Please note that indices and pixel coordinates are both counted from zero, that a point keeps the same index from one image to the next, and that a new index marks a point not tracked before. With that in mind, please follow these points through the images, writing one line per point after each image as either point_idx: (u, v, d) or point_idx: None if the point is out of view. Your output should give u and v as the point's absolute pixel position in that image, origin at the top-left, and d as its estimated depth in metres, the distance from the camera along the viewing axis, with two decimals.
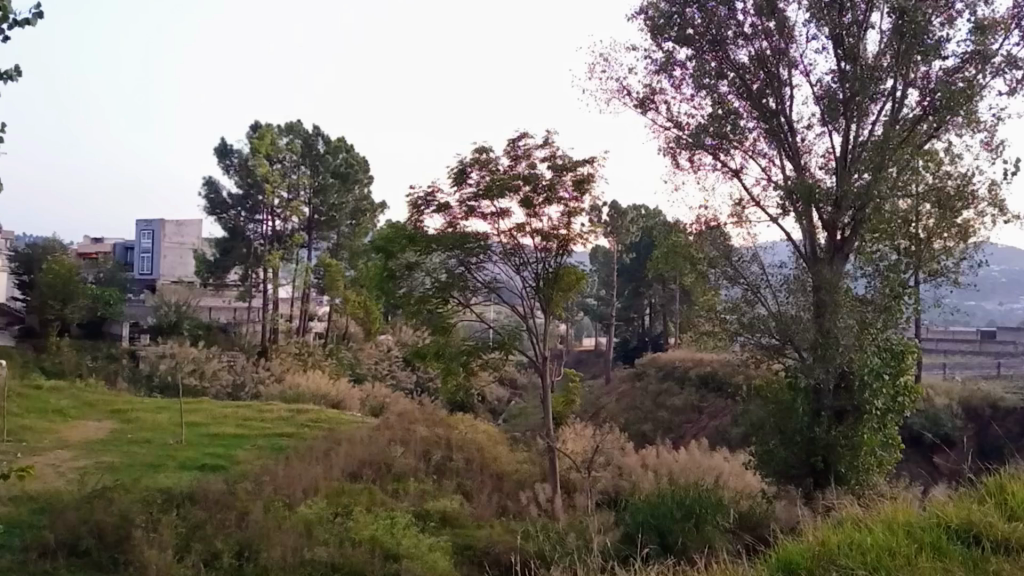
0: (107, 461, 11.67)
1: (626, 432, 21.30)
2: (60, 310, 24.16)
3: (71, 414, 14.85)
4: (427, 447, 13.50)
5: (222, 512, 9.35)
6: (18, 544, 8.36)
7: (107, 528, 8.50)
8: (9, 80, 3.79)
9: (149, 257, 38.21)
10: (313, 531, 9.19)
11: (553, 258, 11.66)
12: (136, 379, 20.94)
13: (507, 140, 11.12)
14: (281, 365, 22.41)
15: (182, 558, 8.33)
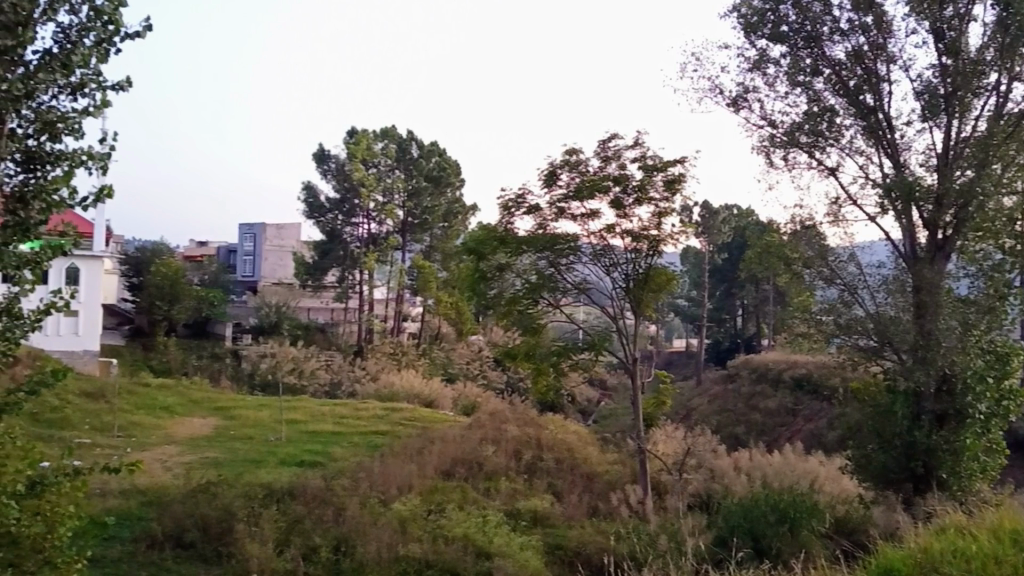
0: (211, 457, 12.37)
1: (718, 435, 20.93)
2: (167, 311, 25.80)
3: (177, 410, 15.82)
4: (518, 447, 13.71)
5: (320, 507, 9.68)
6: (128, 535, 9.05)
7: (210, 522, 9.11)
8: (121, 89, 4.40)
9: (253, 260, 40.21)
10: (407, 527, 9.53)
11: (644, 259, 11.67)
12: (239, 378, 22.05)
13: (598, 141, 11.22)
14: (376, 365, 23.14)
15: (283, 551, 8.72)
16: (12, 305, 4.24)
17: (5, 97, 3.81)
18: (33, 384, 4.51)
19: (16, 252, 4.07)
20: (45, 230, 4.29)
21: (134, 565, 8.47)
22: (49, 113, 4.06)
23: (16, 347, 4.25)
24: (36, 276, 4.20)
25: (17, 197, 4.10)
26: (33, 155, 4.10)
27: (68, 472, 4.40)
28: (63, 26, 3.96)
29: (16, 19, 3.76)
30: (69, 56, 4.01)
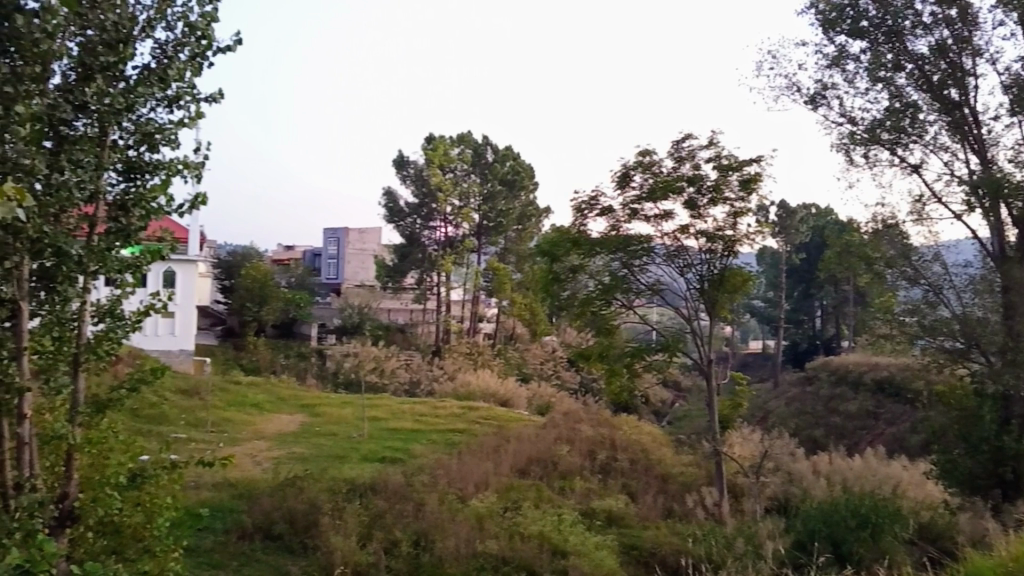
0: (297, 452, 12.90)
1: (797, 437, 20.48)
2: (257, 312, 26.78)
3: (266, 407, 16.53)
4: (592, 447, 13.77)
5: (401, 502, 9.98)
6: (221, 526, 9.55)
7: (297, 515, 9.55)
8: (216, 101, 4.96)
9: (337, 263, 41.47)
10: (484, 524, 9.73)
11: (719, 260, 11.59)
12: (324, 376, 22.81)
13: (671, 141, 11.21)
14: (453, 365, 23.57)
15: (365, 545, 9.01)
16: (115, 307, 4.83)
17: (107, 108, 4.40)
18: (135, 381, 4.93)
19: (119, 256, 4.61)
20: (145, 236, 4.85)
21: (227, 554, 8.95)
22: (148, 124, 4.64)
23: (119, 347, 4.81)
24: (136, 279, 4.79)
25: (120, 205, 4.66)
26: (134, 164, 4.66)
27: (164, 466, 5.02)
28: (159, 42, 4.58)
29: (118, 36, 4.40)
30: (165, 70, 4.60)
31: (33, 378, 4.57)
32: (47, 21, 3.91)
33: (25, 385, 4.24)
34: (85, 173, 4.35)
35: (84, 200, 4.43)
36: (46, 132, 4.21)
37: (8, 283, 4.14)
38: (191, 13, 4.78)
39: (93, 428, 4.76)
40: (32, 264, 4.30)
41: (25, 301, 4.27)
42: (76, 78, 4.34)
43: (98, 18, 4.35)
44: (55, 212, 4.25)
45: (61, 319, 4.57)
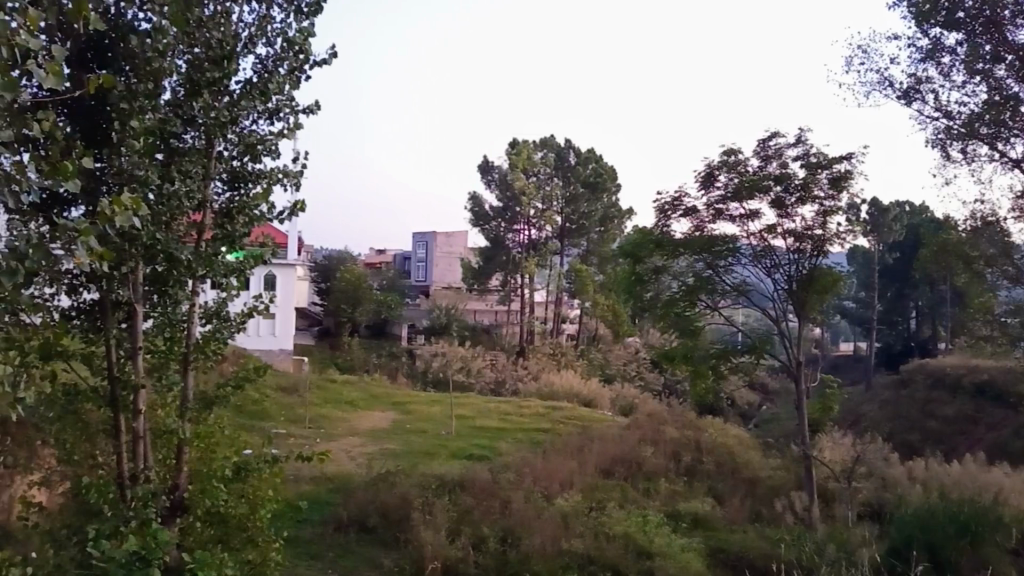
0: (389, 448, 13.36)
1: (891, 442, 19.75)
2: (351, 313, 27.92)
3: (359, 404, 17.16)
4: (677, 449, 13.71)
5: (488, 499, 10.23)
6: (319, 518, 10.04)
7: (390, 508, 9.93)
8: (312, 113, 5.30)
9: (424, 266, 42.42)
10: (569, 522, 9.86)
11: (808, 259, 11.33)
12: (414, 374, 23.43)
13: (757, 140, 11.05)
14: (537, 365, 23.84)
15: (455, 539, 9.26)
16: (221, 309, 5.22)
17: (213, 122, 4.75)
18: (239, 379, 5.29)
19: (225, 260, 4.92)
20: (248, 242, 5.19)
21: (325, 546, 9.40)
22: (250, 136, 5.02)
23: (224, 346, 5.15)
24: (240, 282, 5.10)
25: (226, 213, 5.05)
26: (239, 174, 5.07)
27: (267, 459, 5.27)
28: (260, 58, 4.93)
29: (223, 53, 4.74)
30: (265, 84, 4.94)
31: (147, 376, 4.95)
32: (158, 40, 4.26)
33: (139, 382, 4.64)
34: (193, 183, 4.69)
35: (193, 209, 4.83)
36: (159, 145, 4.52)
37: (125, 287, 4.57)
38: (289, 29, 5.11)
39: (201, 423, 5.13)
40: (146, 268, 4.66)
41: (139, 303, 4.67)
42: (184, 93, 4.66)
43: (203, 37, 4.69)
44: (167, 221, 4.59)
45: (172, 319, 4.95)
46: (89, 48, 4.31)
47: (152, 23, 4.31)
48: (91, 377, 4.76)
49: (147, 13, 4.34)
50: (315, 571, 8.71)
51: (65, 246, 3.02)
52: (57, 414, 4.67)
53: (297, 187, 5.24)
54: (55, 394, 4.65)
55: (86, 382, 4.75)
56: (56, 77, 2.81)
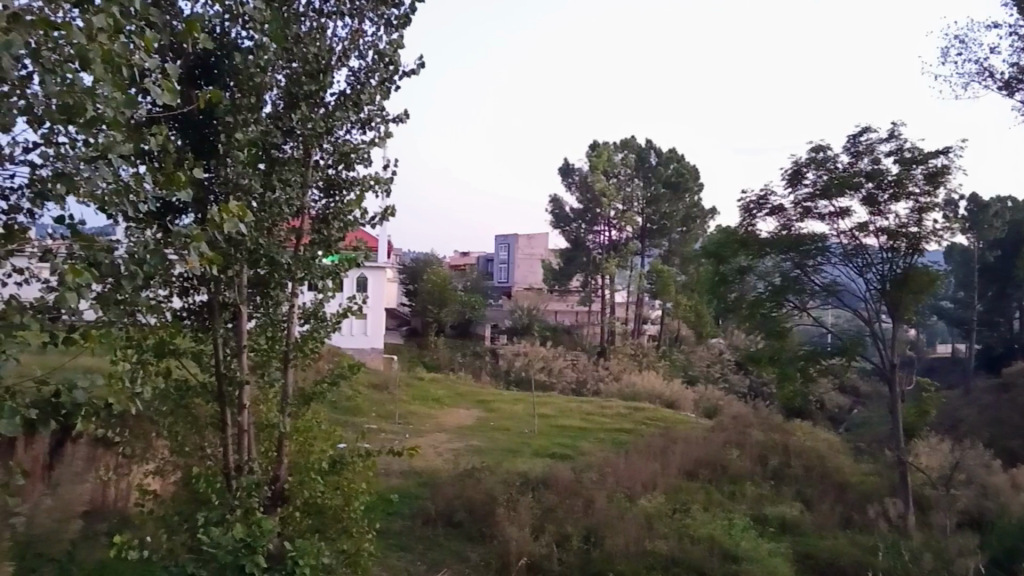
0: (475, 445, 13.62)
1: (994, 450, 18.74)
2: (437, 314, 28.54)
3: (446, 402, 17.53)
4: (763, 451, 13.46)
5: (570, 497, 10.31)
6: (408, 510, 10.35)
7: (475, 504, 10.16)
8: (401, 121, 5.52)
9: (507, 268, 42.81)
10: (653, 523, 9.85)
11: (902, 258, 10.90)
12: (497, 373, 23.72)
13: (848, 135, 10.75)
14: (619, 366, 23.78)
15: (540, 536, 9.39)
16: (318, 309, 5.49)
17: (310, 132, 5.01)
18: (335, 376, 5.59)
19: (322, 264, 5.20)
20: (342, 246, 5.44)
21: (414, 539, 9.69)
22: (344, 145, 5.29)
23: (321, 346, 5.45)
24: (335, 284, 5.37)
25: (323, 219, 5.34)
26: (333, 182, 5.33)
27: (360, 453, 5.53)
28: (353, 71, 5.18)
29: (319, 67, 4.99)
30: (358, 96, 5.20)
31: (251, 373, 5.25)
32: (260, 56, 4.52)
33: (243, 378, 4.95)
34: (292, 191, 4.98)
35: (292, 215, 5.11)
36: (262, 155, 4.82)
37: (231, 289, 4.86)
38: (380, 41, 5.34)
39: (300, 418, 5.42)
40: (250, 272, 4.96)
41: (244, 304, 4.98)
42: (284, 106, 4.92)
43: (301, 52, 4.93)
44: (269, 226, 4.89)
45: (274, 319, 5.25)
46: (197, 67, 4.60)
47: (253, 41, 4.55)
48: (200, 373, 5.09)
49: (249, 30, 4.58)
50: (405, 562, 9.01)
51: (179, 251, 3.28)
52: (170, 407, 5.00)
53: (389, 193, 5.47)
54: (169, 388, 4.99)
55: (196, 378, 5.08)
56: (170, 93, 3.08)
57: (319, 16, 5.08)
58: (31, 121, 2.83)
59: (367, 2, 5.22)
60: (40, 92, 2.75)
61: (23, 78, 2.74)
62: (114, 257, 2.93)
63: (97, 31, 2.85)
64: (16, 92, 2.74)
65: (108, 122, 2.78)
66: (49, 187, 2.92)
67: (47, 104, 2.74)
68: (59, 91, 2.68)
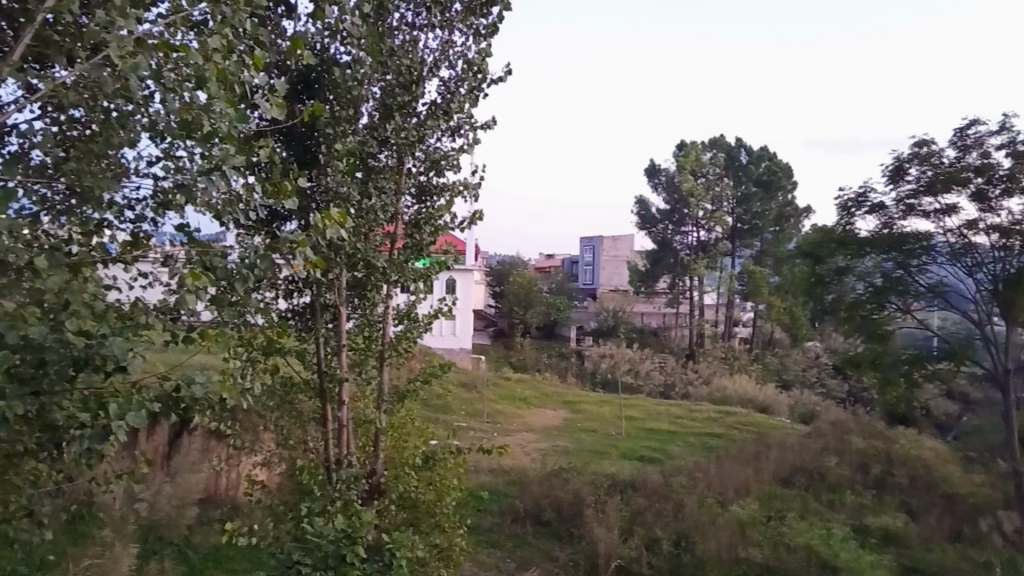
0: (562, 445, 13.71)
1: None
2: (524, 315, 28.78)
3: (534, 402, 17.68)
4: (864, 460, 12.97)
5: (660, 501, 10.24)
6: (498, 508, 10.55)
7: (564, 504, 10.24)
8: (489, 127, 5.69)
9: (593, 269, 42.63)
10: (746, 530, 9.67)
11: (1017, 258, 10.25)
12: (583, 375, 23.72)
13: (954, 128, 10.24)
14: (709, 369, 23.37)
15: (628, 539, 9.38)
16: (411, 310, 5.67)
17: (404, 141, 5.23)
18: (427, 375, 5.79)
19: (414, 267, 5.38)
20: (433, 250, 5.64)
21: (503, 535, 9.88)
22: (435, 152, 5.49)
23: (414, 345, 5.66)
24: (427, 286, 5.55)
25: (415, 224, 5.54)
26: (425, 188, 5.53)
27: (451, 450, 5.68)
28: (444, 80, 5.38)
29: (412, 79, 5.19)
30: (448, 104, 5.39)
31: (350, 371, 5.50)
32: (357, 70, 4.76)
33: (343, 376, 5.25)
34: (387, 197, 5.22)
35: (387, 221, 5.32)
36: (359, 164, 5.08)
37: (331, 290, 5.12)
38: (469, 51, 5.51)
39: (395, 415, 5.66)
40: (349, 275, 5.23)
41: (343, 305, 5.24)
42: (379, 116, 5.17)
43: (395, 64, 5.14)
44: (366, 232, 5.12)
45: (370, 320, 5.47)
46: (300, 82, 4.88)
47: (351, 55, 4.78)
48: (303, 370, 5.38)
49: (346, 46, 4.84)
50: (494, 559, 9.19)
51: (285, 255, 3.51)
52: (276, 402, 5.31)
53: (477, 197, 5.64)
54: (275, 384, 5.28)
55: (300, 375, 5.36)
56: (278, 107, 3.32)
57: (412, 29, 5.29)
58: (153, 136, 3.07)
59: (457, 13, 5.41)
60: (162, 109, 2.98)
61: (146, 96, 2.97)
62: (227, 262, 3.16)
63: (213, 51, 3.12)
64: (141, 110, 2.99)
65: (222, 135, 3.00)
66: (171, 197, 3.19)
67: (167, 120, 2.96)
68: (179, 107, 2.92)
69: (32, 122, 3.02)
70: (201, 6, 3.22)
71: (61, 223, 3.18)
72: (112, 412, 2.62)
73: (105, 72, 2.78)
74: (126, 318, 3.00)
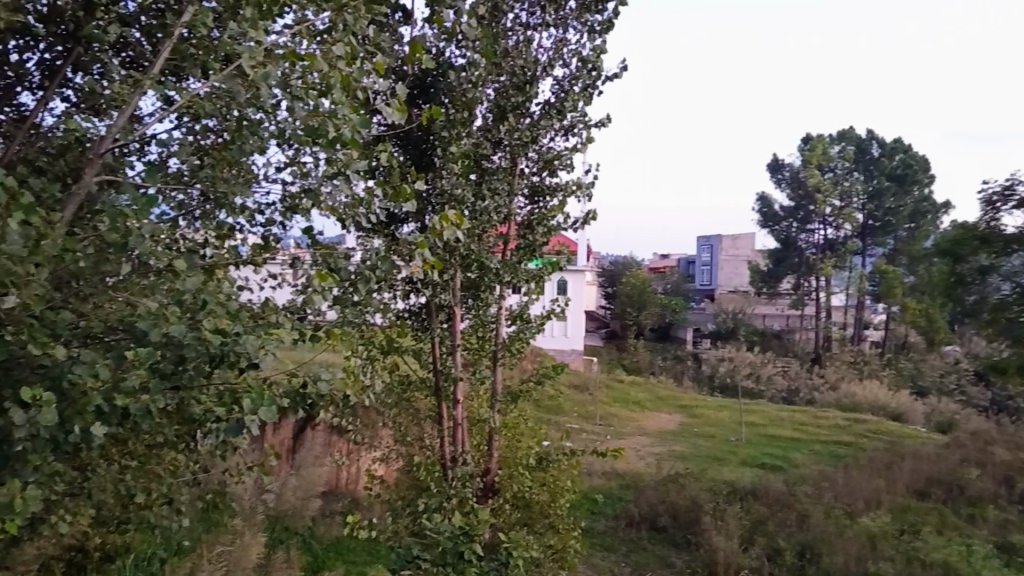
0: (678, 450, 13.39)
1: None
2: (637, 316, 28.37)
3: (648, 405, 17.38)
4: (1008, 472, 11.95)
5: (783, 511, 9.82)
6: (612, 512, 10.44)
7: (680, 510, 10.00)
8: (603, 125, 5.60)
9: (710, 269, 41.50)
10: (877, 543, 9.09)
11: None
12: (700, 379, 23.09)
13: None
14: (835, 375, 22.26)
15: (749, 548, 9.02)
16: (524, 311, 5.64)
17: (517, 142, 5.25)
18: (540, 375, 5.75)
19: (527, 268, 5.43)
20: (545, 251, 5.62)
21: (618, 539, 9.74)
22: (549, 153, 5.44)
23: (527, 346, 5.63)
24: (540, 286, 5.54)
25: (527, 224, 5.53)
26: (538, 189, 5.50)
27: (565, 451, 5.64)
28: (558, 79, 5.33)
29: (525, 79, 5.19)
30: (562, 103, 5.35)
31: (464, 370, 5.55)
32: (473, 73, 4.83)
33: (458, 375, 5.32)
34: (500, 199, 5.24)
35: (500, 222, 5.33)
36: (473, 166, 5.13)
37: (445, 291, 5.20)
38: (583, 49, 5.44)
39: (509, 414, 5.66)
40: (463, 276, 5.29)
41: (458, 305, 5.31)
42: (493, 118, 5.19)
43: (510, 65, 5.16)
44: (480, 233, 5.17)
45: (484, 320, 5.51)
46: (416, 87, 4.95)
47: (466, 58, 4.84)
48: (420, 369, 5.48)
49: (461, 49, 4.88)
50: (609, 563, 9.06)
51: (405, 257, 3.57)
52: (395, 400, 5.42)
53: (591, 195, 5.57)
54: (393, 382, 5.40)
55: (417, 374, 5.47)
56: (398, 112, 3.38)
57: (526, 29, 5.28)
58: (280, 142, 3.16)
59: (571, 11, 5.34)
60: (289, 117, 3.07)
61: (274, 104, 3.07)
62: (350, 264, 3.25)
63: (336, 58, 3.19)
64: (268, 118, 3.09)
65: (348, 141, 3.08)
66: (298, 200, 3.32)
67: (294, 127, 3.05)
68: (305, 113, 2.99)
69: (168, 131, 3.20)
70: (324, 15, 3.33)
71: (195, 227, 3.39)
72: (246, 406, 2.72)
73: (237, 82, 2.92)
74: (258, 317, 3.10)
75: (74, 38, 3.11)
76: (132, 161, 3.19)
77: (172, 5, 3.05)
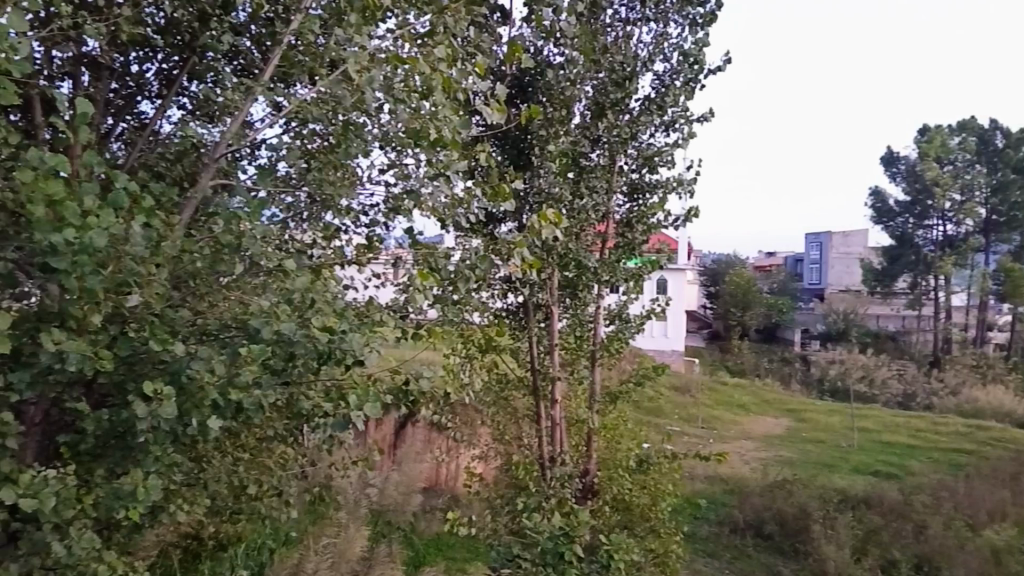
0: (785, 456, 12.90)
1: None
2: (741, 317, 27.59)
3: (752, 408, 16.87)
4: None
5: (898, 521, 9.29)
6: (715, 517, 10.17)
7: (787, 517, 9.61)
8: (706, 119, 5.43)
9: (820, 267, 39.86)
10: (1003, 559, 8.46)
11: None
12: (808, 382, 22.22)
13: None
14: (957, 379, 20.96)
15: (861, 559, 8.59)
16: (623, 310, 5.57)
17: (616, 140, 5.17)
18: (640, 376, 5.65)
19: (625, 267, 5.36)
20: (645, 250, 5.51)
21: (720, 545, 9.49)
22: (648, 149, 5.33)
23: (625, 346, 5.57)
24: (638, 285, 5.45)
25: (626, 223, 5.42)
26: (637, 186, 5.39)
27: (666, 454, 5.52)
28: (658, 73, 5.22)
29: (625, 75, 5.10)
30: (663, 98, 5.23)
31: (562, 370, 5.52)
32: (571, 70, 4.81)
33: (556, 374, 5.32)
34: (598, 197, 5.19)
35: (598, 220, 5.29)
36: (571, 164, 5.09)
37: (543, 290, 5.18)
38: (685, 42, 5.30)
39: (608, 415, 5.60)
40: (560, 275, 5.28)
41: (554, 304, 5.28)
42: (591, 115, 5.14)
43: (608, 62, 5.07)
44: (578, 232, 5.15)
45: (581, 319, 5.46)
46: (515, 87, 4.96)
47: (565, 56, 4.84)
48: (517, 368, 5.50)
49: (560, 47, 4.86)
50: (712, 568, 8.84)
51: (504, 257, 3.57)
52: (493, 399, 5.42)
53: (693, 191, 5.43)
54: (491, 381, 5.40)
55: (515, 373, 5.49)
56: (497, 112, 3.38)
57: (625, 25, 5.20)
58: (382, 145, 3.22)
59: (672, 4, 5.20)
60: (391, 120, 3.12)
61: (375, 107, 3.11)
62: (449, 263, 3.26)
63: (437, 60, 3.20)
64: (371, 121, 3.14)
65: (448, 142, 3.11)
66: (400, 201, 3.36)
67: (396, 129, 3.10)
68: (407, 115, 3.03)
69: (278, 136, 3.32)
70: (424, 18, 3.36)
71: (304, 228, 3.53)
72: (352, 403, 2.79)
73: (342, 87, 3.00)
74: (362, 315, 3.15)
75: (189, 48, 3.26)
76: (244, 165, 3.33)
77: (280, 13, 3.15)
